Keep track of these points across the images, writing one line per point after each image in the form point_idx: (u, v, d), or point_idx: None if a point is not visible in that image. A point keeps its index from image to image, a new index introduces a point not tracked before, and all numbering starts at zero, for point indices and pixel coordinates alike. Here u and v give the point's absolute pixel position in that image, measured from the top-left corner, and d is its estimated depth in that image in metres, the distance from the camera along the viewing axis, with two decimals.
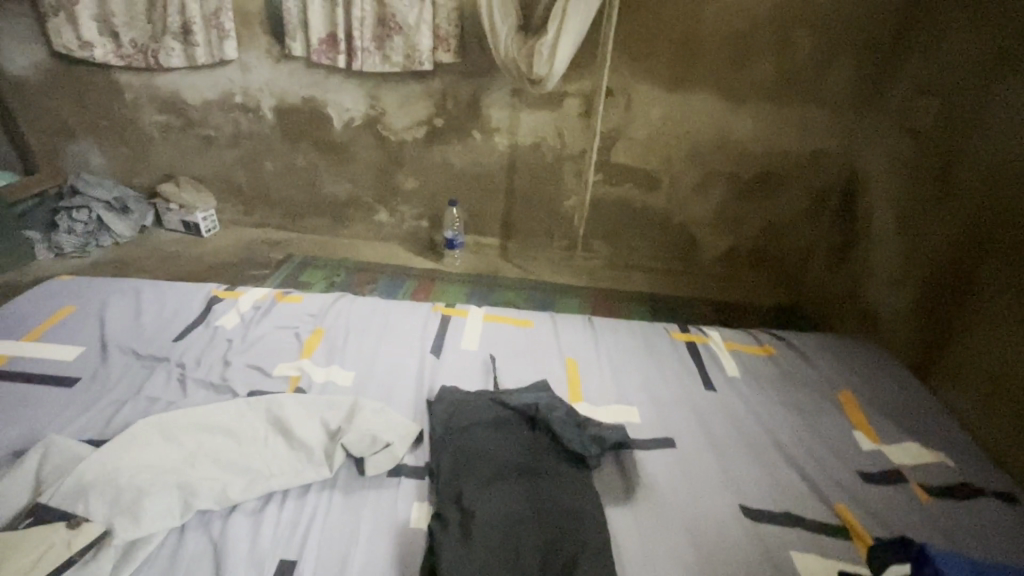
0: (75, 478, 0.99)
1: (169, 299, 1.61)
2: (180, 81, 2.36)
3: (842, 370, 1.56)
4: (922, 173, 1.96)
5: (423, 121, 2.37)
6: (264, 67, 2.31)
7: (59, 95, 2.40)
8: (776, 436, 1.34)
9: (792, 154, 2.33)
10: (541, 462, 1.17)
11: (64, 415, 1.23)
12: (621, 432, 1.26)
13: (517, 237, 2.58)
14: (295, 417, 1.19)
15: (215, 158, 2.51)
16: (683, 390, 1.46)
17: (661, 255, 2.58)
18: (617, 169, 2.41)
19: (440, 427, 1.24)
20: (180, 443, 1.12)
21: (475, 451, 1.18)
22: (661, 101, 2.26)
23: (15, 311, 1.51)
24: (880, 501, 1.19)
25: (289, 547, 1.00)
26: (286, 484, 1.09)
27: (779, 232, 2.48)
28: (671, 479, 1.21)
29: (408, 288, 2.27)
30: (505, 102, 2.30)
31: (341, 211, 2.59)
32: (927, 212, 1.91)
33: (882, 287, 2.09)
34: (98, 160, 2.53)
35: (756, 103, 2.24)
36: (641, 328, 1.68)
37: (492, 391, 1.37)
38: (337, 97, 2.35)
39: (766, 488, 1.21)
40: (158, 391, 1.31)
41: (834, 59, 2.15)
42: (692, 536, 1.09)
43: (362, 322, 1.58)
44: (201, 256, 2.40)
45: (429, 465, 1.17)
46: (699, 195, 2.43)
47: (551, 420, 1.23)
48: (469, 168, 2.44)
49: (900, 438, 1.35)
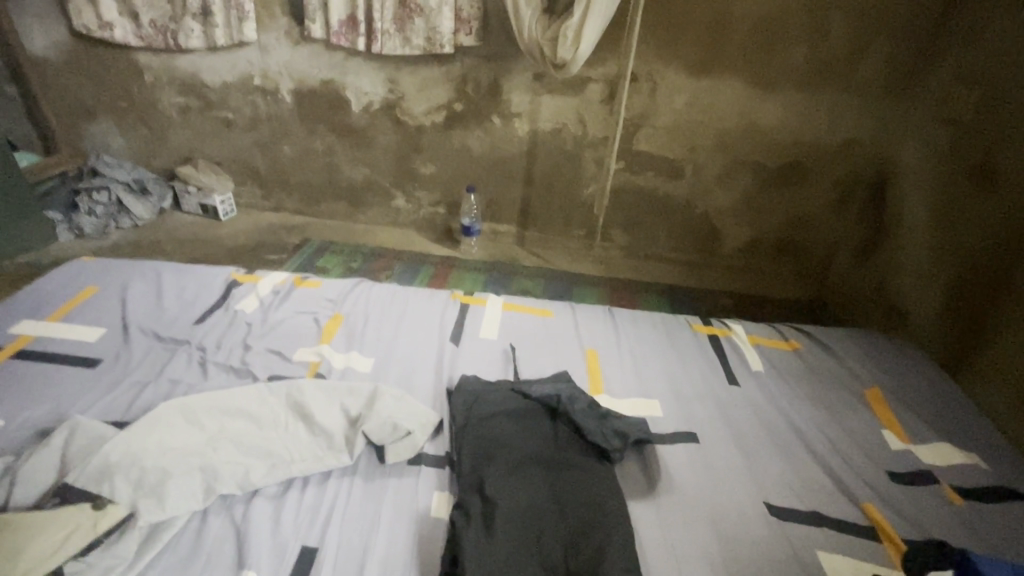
0: (100, 459, 0.99)
1: (189, 282, 1.61)
2: (199, 62, 2.34)
3: (871, 366, 1.52)
4: (957, 165, 1.90)
5: (442, 105, 2.33)
6: (283, 48, 2.28)
7: (78, 75, 2.40)
8: (801, 431, 1.31)
9: (820, 144, 2.27)
10: (563, 454, 1.16)
11: (88, 395, 1.23)
12: (644, 428, 1.23)
13: (535, 225, 2.55)
14: (315, 402, 1.19)
15: (233, 141, 2.51)
16: (706, 384, 1.43)
17: (681, 246, 2.54)
18: (639, 157, 2.36)
19: (460, 418, 1.22)
20: (202, 426, 1.12)
21: (497, 441, 1.17)
22: (687, 88, 2.20)
23: (38, 291, 1.51)
24: (911, 501, 1.16)
25: (311, 532, 1.00)
26: (307, 470, 1.08)
27: (805, 224, 2.42)
28: (695, 474, 1.19)
29: (425, 274, 2.26)
30: (526, 87, 2.25)
31: (359, 197, 2.57)
32: (962, 206, 1.85)
33: (911, 282, 2.04)
34: (118, 142, 2.54)
35: (784, 91, 2.17)
36: (662, 319, 1.66)
37: (511, 381, 1.36)
38: (356, 80, 2.32)
39: (792, 485, 1.18)
40: (179, 373, 1.32)
41: (868, 44, 2.07)
42: (716, 532, 1.08)
43: (381, 308, 1.57)
44: (220, 239, 2.41)
45: (450, 456, 1.16)
46: (723, 184, 2.38)
47: (573, 412, 1.21)
48: (488, 154, 2.41)
49: (932, 438, 1.31)
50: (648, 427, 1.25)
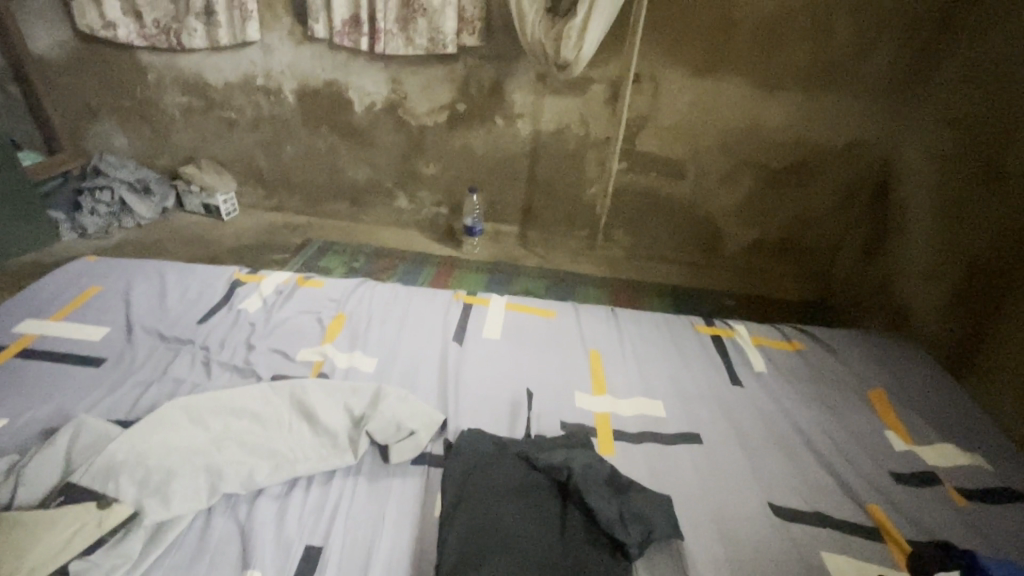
0: (106, 458, 1.00)
1: (192, 282, 1.61)
2: (203, 62, 2.35)
3: (874, 367, 1.52)
4: (961, 166, 1.90)
5: (445, 106, 2.33)
6: (286, 48, 2.29)
7: (82, 74, 2.40)
8: (805, 431, 1.31)
9: (823, 144, 2.26)
10: (573, 550, 0.99)
11: (92, 394, 1.23)
12: (667, 507, 1.08)
13: (537, 225, 2.55)
14: (319, 402, 1.19)
15: (236, 140, 2.51)
16: (709, 384, 1.43)
17: (683, 246, 2.54)
18: (642, 157, 2.36)
19: (452, 493, 1.07)
20: (206, 426, 1.12)
21: (494, 528, 1.01)
22: (689, 88, 2.20)
23: (43, 290, 1.52)
24: (915, 502, 1.16)
25: (316, 532, 1.00)
26: (310, 470, 1.08)
27: (807, 224, 2.42)
28: (699, 474, 1.19)
29: (427, 274, 2.27)
30: (529, 87, 2.25)
31: (361, 196, 2.58)
32: (964, 209, 1.86)
33: (916, 282, 2.05)
34: (121, 142, 2.54)
35: (789, 91, 2.17)
36: (664, 319, 1.66)
37: (518, 441, 1.20)
38: (359, 81, 2.32)
39: (795, 486, 1.18)
40: (184, 372, 1.32)
41: (873, 45, 2.07)
42: (721, 533, 1.08)
43: (384, 308, 1.57)
44: (222, 239, 2.41)
45: (437, 541, 1.00)
46: (726, 184, 2.38)
47: (587, 494, 1.05)
48: (490, 154, 2.41)
49: (936, 439, 1.31)
50: (671, 504, 1.10)
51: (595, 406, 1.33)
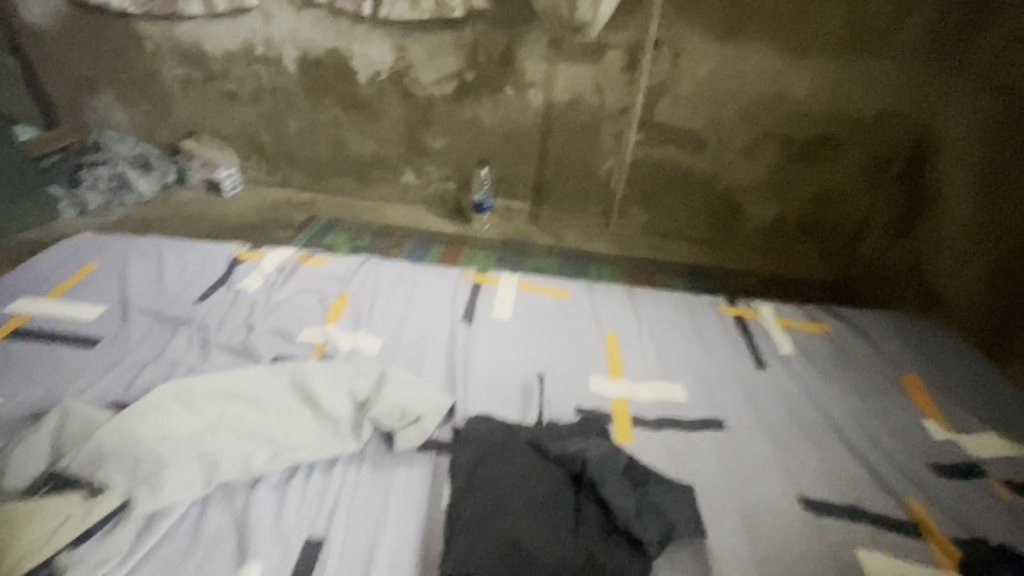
0: (94, 445, 0.94)
1: (190, 260, 1.55)
2: (200, 30, 2.25)
3: (910, 350, 1.43)
4: (1010, 136, 1.78)
5: (452, 74, 2.22)
6: (287, 15, 2.18)
7: (77, 45, 2.32)
8: (835, 419, 1.23)
9: (856, 114, 2.13)
10: (587, 550, 0.92)
11: (85, 376, 1.18)
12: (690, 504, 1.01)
13: (549, 201, 2.45)
14: (321, 385, 1.13)
15: (238, 114, 2.42)
16: (733, 368, 1.35)
17: (702, 223, 2.43)
18: (660, 129, 2.24)
19: (460, 482, 1.01)
20: (201, 411, 1.06)
21: (503, 521, 0.95)
22: (713, 54, 2.06)
23: (37, 269, 1.46)
24: (957, 496, 1.08)
25: (316, 523, 0.95)
26: (311, 458, 1.03)
27: (835, 200, 2.30)
28: (724, 465, 1.12)
29: (435, 252, 2.19)
30: (541, 54, 2.13)
31: (367, 172, 2.49)
32: (1015, 183, 1.75)
33: (956, 261, 1.95)
34: (119, 116, 2.47)
35: (820, 57, 2.03)
36: (684, 299, 1.57)
37: (530, 428, 1.14)
38: (363, 49, 2.21)
39: (827, 477, 1.11)
40: (180, 354, 1.26)
41: (913, 5, 1.92)
42: (748, 528, 1.01)
43: (389, 287, 1.50)
44: (225, 216, 2.35)
45: (444, 534, 0.94)
46: (750, 158, 2.26)
47: (603, 486, 0.98)
48: (501, 126, 2.30)
49: (978, 428, 1.22)
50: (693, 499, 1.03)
51: (611, 390, 1.26)
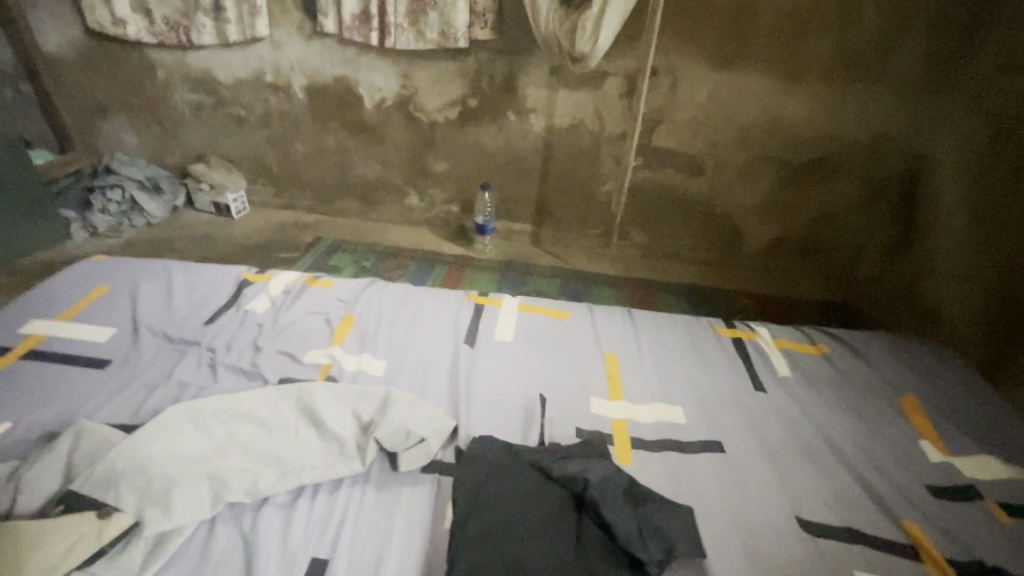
0: (106, 465, 0.97)
1: (199, 282, 1.58)
2: (212, 58, 2.32)
3: (906, 371, 1.45)
4: (998, 161, 1.83)
5: (456, 101, 2.28)
6: (296, 44, 2.25)
7: (93, 72, 2.39)
8: (832, 440, 1.25)
9: (849, 139, 2.18)
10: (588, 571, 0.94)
11: (96, 397, 1.21)
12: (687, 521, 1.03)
13: (550, 223, 2.50)
14: (327, 407, 1.15)
15: (246, 138, 2.49)
16: (731, 390, 1.37)
17: (701, 245, 2.47)
18: (658, 153, 2.29)
19: (464, 501, 1.03)
20: (210, 432, 1.08)
21: (506, 542, 0.96)
22: (709, 81, 2.13)
23: (50, 290, 1.50)
24: (953, 517, 1.09)
25: (321, 544, 0.97)
26: (316, 478, 1.05)
27: (831, 222, 2.34)
28: (723, 486, 1.13)
29: (438, 273, 2.23)
30: (542, 81, 2.20)
31: (371, 194, 2.54)
32: (1005, 206, 1.79)
33: (949, 283, 1.98)
34: (131, 140, 2.53)
35: (813, 83, 2.09)
36: (683, 321, 1.60)
37: (532, 449, 1.16)
38: (369, 76, 2.28)
39: (824, 498, 1.12)
40: (189, 375, 1.29)
41: (902, 35, 1.98)
42: (746, 549, 1.02)
43: (394, 309, 1.53)
44: (233, 237, 2.40)
45: (449, 554, 0.96)
46: (746, 181, 2.31)
47: (604, 507, 0.99)
48: (503, 150, 2.36)
49: (974, 450, 1.23)
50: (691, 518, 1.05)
51: (612, 411, 1.28)
